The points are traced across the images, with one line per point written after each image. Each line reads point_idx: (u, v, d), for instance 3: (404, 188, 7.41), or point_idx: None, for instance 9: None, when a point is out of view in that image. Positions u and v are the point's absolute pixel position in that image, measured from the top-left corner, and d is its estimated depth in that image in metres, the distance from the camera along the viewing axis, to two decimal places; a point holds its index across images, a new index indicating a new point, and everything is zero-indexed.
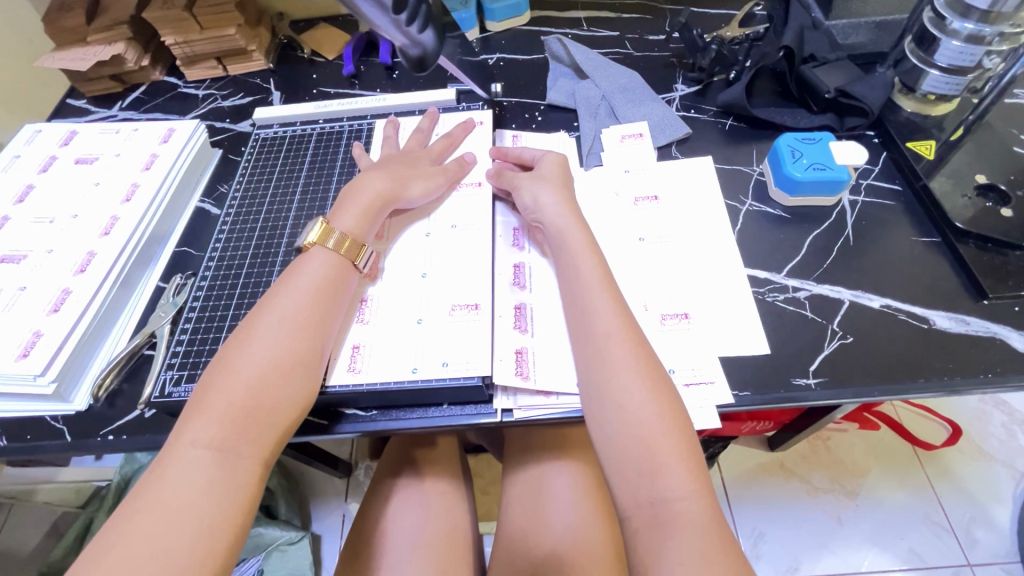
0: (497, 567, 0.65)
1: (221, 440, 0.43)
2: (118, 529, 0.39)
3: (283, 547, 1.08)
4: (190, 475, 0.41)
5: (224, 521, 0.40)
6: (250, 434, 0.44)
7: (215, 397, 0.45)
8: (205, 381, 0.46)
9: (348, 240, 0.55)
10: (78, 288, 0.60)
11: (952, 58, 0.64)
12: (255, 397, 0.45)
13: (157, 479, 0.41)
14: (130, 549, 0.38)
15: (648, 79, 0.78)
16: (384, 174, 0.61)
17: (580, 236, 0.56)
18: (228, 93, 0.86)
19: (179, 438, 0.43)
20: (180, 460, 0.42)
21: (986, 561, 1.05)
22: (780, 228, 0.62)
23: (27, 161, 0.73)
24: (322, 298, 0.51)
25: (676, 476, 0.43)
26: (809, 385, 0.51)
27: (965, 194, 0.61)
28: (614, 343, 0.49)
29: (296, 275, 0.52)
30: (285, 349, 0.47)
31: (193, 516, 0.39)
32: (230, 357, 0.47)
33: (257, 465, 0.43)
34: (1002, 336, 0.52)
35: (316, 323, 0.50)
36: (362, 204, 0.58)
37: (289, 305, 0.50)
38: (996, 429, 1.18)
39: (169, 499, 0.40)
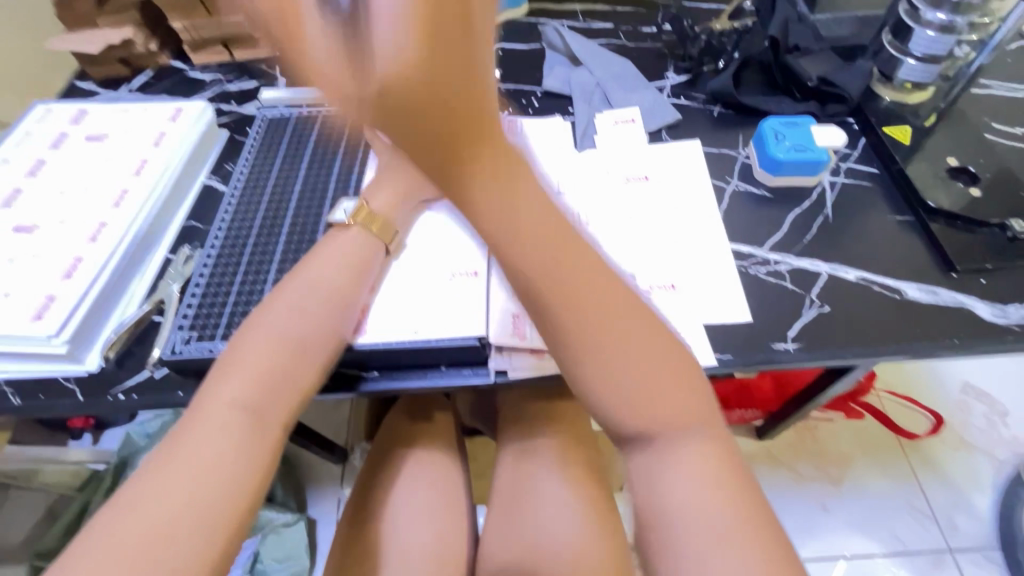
0: (492, 534, 0.67)
1: (257, 398, 0.47)
2: (152, 475, 0.41)
3: (280, 529, 1.11)
4: (225, 428, 0.45)
5: (253, 471, 0.44)
6: (281, 393, 0.49)
7: (251, 355, 0.49)
8: (242, 340, 0.51)
9: (380, 221, 0.60)
10: (90, 255, 0.62)
11: (926, 47, 0.68)
12: (288, 360, 0.50)
13: (190, 433, 0.44)
14: (167, 496, 0.40)
15: (640, 67, 0.81)
16: (407, 173, 0.63)
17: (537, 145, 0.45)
18: (235, 77, 0.89)
19: (216, 394, 0.47)
20: (213, 411, 0.46)
21: (964, 547, 1.09)
22: (764, 207, 0.65)
23: (39, 137, 0.76)
24: (352, 275, 0.56)
25: (693, 435, 0.43)
26: (787, 349, 0.54)
27: (937, 176, 0.64)
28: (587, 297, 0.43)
29: (330, 252, 0.57)
30: (319, 319, 0.52)
31: (225, 467, 0.43)
32: (269, 322, 0.51)
33: (283, 423, 0.48)
34: (970, 306, 0.56)
35: (347, 297, 0.55)
36: (391, 194, 0.62)
37: (325, 279, 0.55)
38: (976, 418, 1.22)
39: (201, 449, 0.43)
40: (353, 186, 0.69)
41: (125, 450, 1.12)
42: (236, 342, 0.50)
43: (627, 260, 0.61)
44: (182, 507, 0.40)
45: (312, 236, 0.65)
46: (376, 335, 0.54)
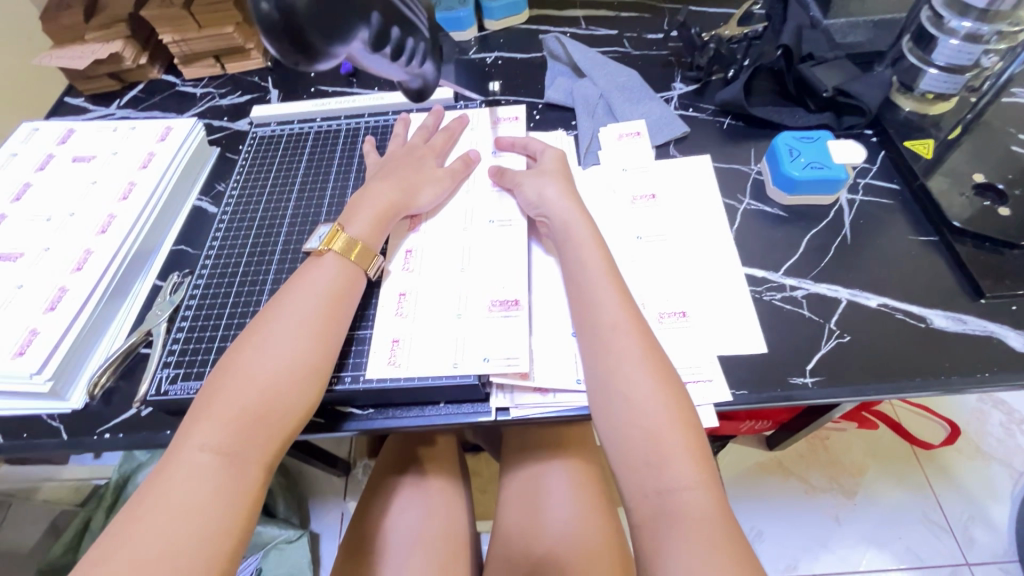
0: (494, 568, 0.64)
1: (230, 442, 0.43)
2: (125, 527, 0.39)
3: (282, 546, 1.09)
4: (197, 478, 0.41)
5: (229, 525, 0.40)
6: (260, 437, 0.44)
7: (224, 401, 0.44)
8: (215, 385, 0.46)
9: (359, 247, 0.55)
10: (74, 286, 0.60)
11: (950, 57, 0.65)
12: (266, 403, 0.44)
13: (162, 482, 0.41)
14: (138, 550, 0.37)
15: (646, 77, 0.78)
16: (394, 182, 0.60)
17: (586, 231, 0.55)
18: (226, 92, 0.86)
19: (187, 440, 0.43)
20: (185, 463, 0.42)
21: (984, 561, 1.05)
22: (777, 227, 0.62)
23: (25, 159, 0.73)
24: (333, 305, 0.51)
25: (683, 468, 0.44)
26: (806, 383, 0.51)
27: (962, 193, 0.61)
28: (621, 332, 0.49)
29: (307, 279, 0.52)
30: (298, 355, 0.47)
31: (200, 519, 0.39)
32: (241, 359, 0.46)
33: (262, 468, 0.43)
34: (1000, 336, 0.52)
35: (327, 330, 0.50)
36: (374, 211, 0.58)
37: (300, 311, 0.50)
38: (994, 428, 1.18)
39: (175, 503, 0.40)
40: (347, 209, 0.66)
41: (124, 468, 1.09)
42: (209, 382, 0.46)
43: (636, 286, 0.58)
44: (153, 563, 0.37)
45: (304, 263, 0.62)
46: (370, 373, 0.52)
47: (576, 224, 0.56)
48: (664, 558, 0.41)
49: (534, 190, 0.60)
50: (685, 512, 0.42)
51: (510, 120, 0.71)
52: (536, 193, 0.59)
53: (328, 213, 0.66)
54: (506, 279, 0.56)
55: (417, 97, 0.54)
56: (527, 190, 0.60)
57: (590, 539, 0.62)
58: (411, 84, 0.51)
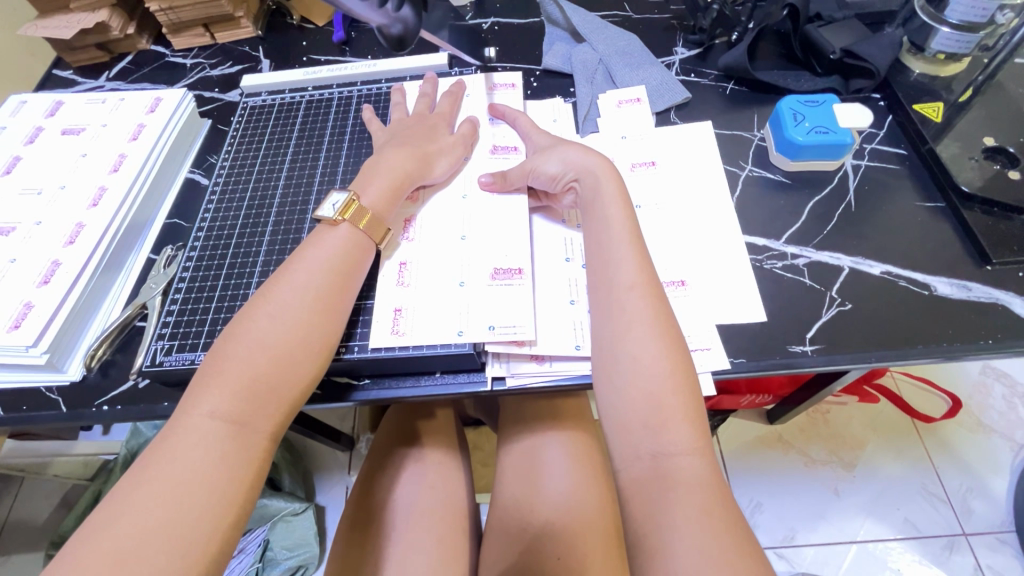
0: (491, 537, 0.65)
1: (237, 411, 0.42)
2: (128, 492, 0.38)
3: (288, 518, 1.10)
4: (203, 444, 0.40)
5: (233, 492, 0.40)
6: (265, 406, 0.43)
7: (231, 367, 0.43)
8: (221, 351, 0.45)
9: (370, 216, 0.54)
10: (67, 260, 0.59)
11: (964, 13, 0.62)
12: (272, 372, 0.44)
13: (168, 447, 0.40)
14: (142, 513, 0.37)
15: (647, 42, 0.75)
16: (409, 152, 0.58)
17: (613, 190, 0.54)
18: (217, 62, 0.84)
19: (195, 405, 0.42)
20: (193, 429, 0.41)
21: (981, 531, 1.06)
22: (780, 194, 0.61)
23: (14, 132, 0.72)
24: (341, 275, 0.50)
25: (679, 433, 0.44)
26: (805, 352, 0.51)
27: (972, 158, 0.59)
28: (636, 293, 0.48)
29: (315, 247, 0.51)
30: (307, 327, 0.47)
31: (202, 485, 0.39)
32: (247, 327, 0.46)
33: (268, 437, 0.43)
34: (1005, 303, 0.51)
35: (334, 301, 0.49)
36: (387, 182, 0.56)
37: (307, 279, 0.49)
38: (996, 401, 1.18)
39: (177, 472, 0.39)
40: (339, 179, 0.65)
41: (132, 444, 1.10)
42: (217, 346, 0.45)
43: None
44: (159, 526, 0.37)
45: (297, 233, 0.61)
46: (373, 343, 0.51)
47: (603, 183, 0.54)
48: (659, 517, 0.41)
49: (554, 160, 0.57)
50: (684, 473, 0.42)
51: (505, 86, 0.70)
52: (560, 162, 0.57)
53: (320, 183, 0.65)
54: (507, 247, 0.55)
55: (398, 47, 0.57)
56: (545, 165, 0.57)
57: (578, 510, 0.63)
58: (391, 28, 0.54)
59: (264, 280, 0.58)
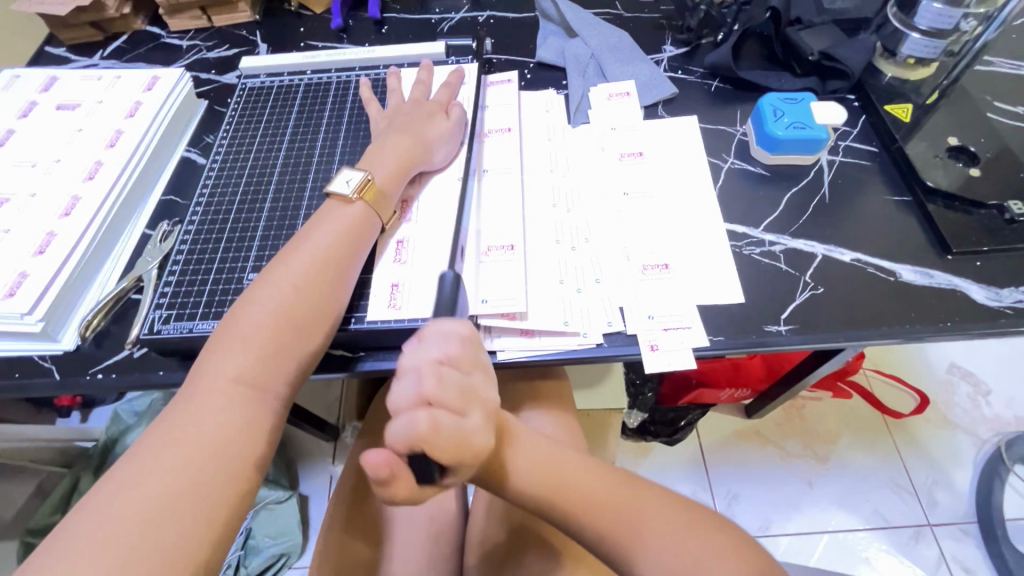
0: (479, 513, 0.67)
1: (254, 373, 0.44)
2: (143, 450, 0.40)
3: (271, 506, 1.11)
4: (219, 405, 0.42)
5: (238, 451, 0.41)
6: (281, 367, 0.45)
7: (248, 333, 0.45)
8: (235, 318, 0.46)
9: (376, 192, 0.56)
10: (63, 230, 0.60)
11: (932, 21, 0.66)
12: (288, 336, 0.46)
13: (180, 412, 0.42)
14: (165, 470, 0.39)
15: (637, 39, 0.78)
16: (407, 137, 0.60)
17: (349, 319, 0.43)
18: (214, 45, 0.84)
19: (213, 366, 0.44)
20: (206, 395, 0.42)
21: (944, 521, 1.11)
22: (759, 186, 0.64)
23: (7, 106, 0.72)
24: (349, 248, 0.52)
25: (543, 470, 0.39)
26: (779, 331, 0.54)
27: (937, 156, 0.63)
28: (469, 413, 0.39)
29: (323, 224, 0.52)
30: (317, 297, 0.48)
31: (210, 443, 0.40)
32: (260, 295, 0.47)
33: (282, 403, 0.45)
34: (963, 289, 0.55)
35: (343, 273, 0.51)
36: (392, 163, 0.58)
37: (317, 253, 0.50)
38: (961, 398, 1.23)
39: (191, 434, 0.40)
40: (337, 158, 0.66)
41: (112, 430, 1.13)
42: (232, 310, 0.47)
43: (619, 237, 0.60)
44: (182, 485, 0.38)
45: (295, 210, 0.62)
46: (371, 315, 0.53)
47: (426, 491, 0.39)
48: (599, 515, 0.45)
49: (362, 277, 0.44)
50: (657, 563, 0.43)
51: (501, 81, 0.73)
52: None
53: (319, 162, 0.66)
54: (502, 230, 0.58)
55: None
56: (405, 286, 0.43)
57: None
58: None
59: (262, 254, 0.59)
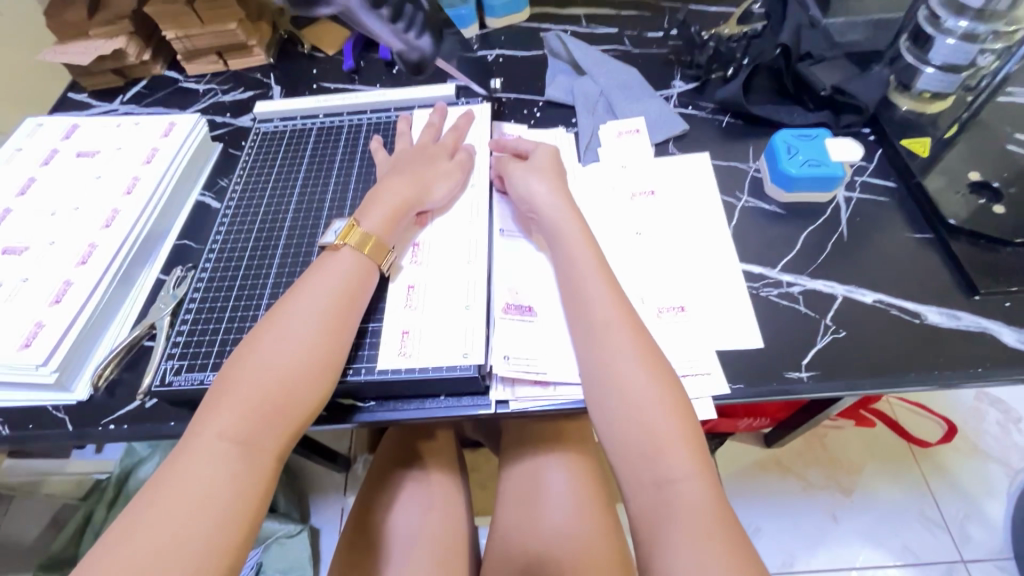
0: (495, 561, 0.65)
1: (243, 432, 0.43)
2: (147, 513, 0.39)
3: (282, 540, 1.09)
4: (213, 465, 0.41)
5: (242, 512, 0.40)
6: (275, 425, 0.44)
7: (243, 389, 0.44)
8: (230, 374, 0.46)
9: (373, 241, 0.55)
10: (79, 279, 0.60)
11: (947, 55, 0.66)
12: (283, 391, 0.45)
13: (178, 470, 0.41)
14: (166, 532, 0.38)
15: (646, 75, 0.78)
16: (408, 178, 0.60)
17: (576, 227, 0.57)
18: (229, 88, 0.86)
19: (206, 427, 0.43)
20: (203, 451, 0.42)
21: (979, 558, 1.06)
22: (775, 223, 0.63)
23: (30, 154, 0.74)
24: (348, 297, 0.51)
25: (678, 459, 0.45)
26: (800, 377, 0.52)
27: (958, 191, 0.61)
28: (613, 328, 0.50)
29: (323, 272, 0.52)
30: (314, 350, 0.47)
31: (216, 506, 0.40)
32: (257, 349, 0.47)
33: (275, 460, 0.44)
34: (993, 332, 0.53)
35: (341, 324, 0.50)
36: (388, 207, 0.58)
37: (315, 303, 0.50)
38: (991, 426, 1.19)
39: (188, 492, 0.40)
40: (348, 204, 0.67)
41: (127, 462, 1.09)
42: (228, 368, 0.46)
43: (634, 281, 0.59)
44: (180, 545, 0.38)
45: (306, 258, 0.62)
46: (382, 364, 0.53)
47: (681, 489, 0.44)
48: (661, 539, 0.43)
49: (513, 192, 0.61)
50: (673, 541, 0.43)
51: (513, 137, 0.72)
52: (524, 188, 0.61)
53: (330, 208, 0.66)
54: (516, 284, 0.59)
55: (417, 70, 0.69)
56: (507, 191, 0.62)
57: (587, 551, 0.61)
58: (410, 54, 0.66)
59: (272, 304, 0.59)
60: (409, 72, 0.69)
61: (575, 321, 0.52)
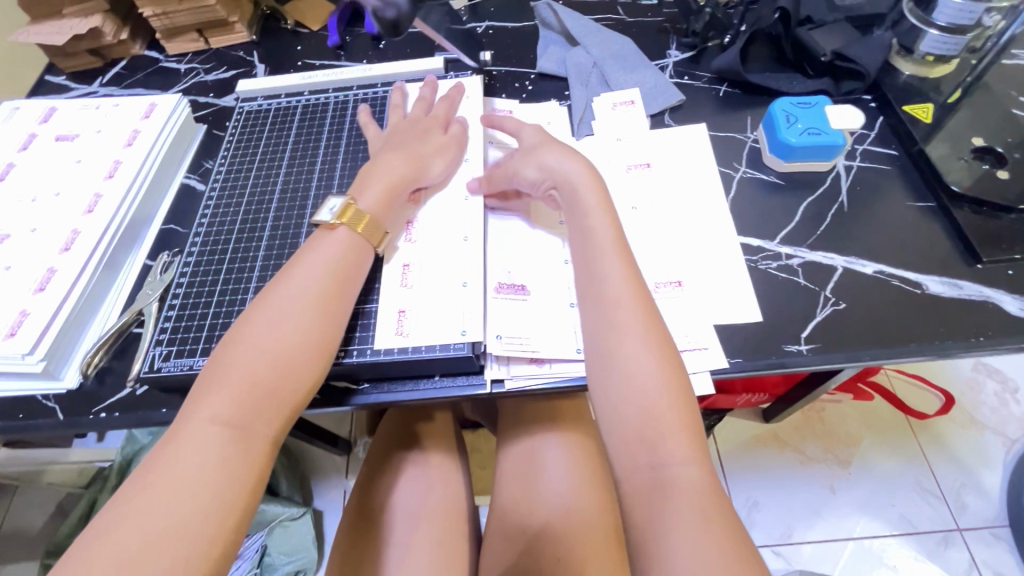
0: (494, 541, 0.65)
1: (236, 415, 0.42)
2: (136, 500, 0.38)
3: (286, 523, 1.09)
4: (205, 449, 0.40)
5: (236, 497, 0.40)
6: (266, 409, 0.43)
7: (234, 372, 0.43)
8: (221, 357, 0.45)
9: (368, 221, 0.53)
10: (63, 266, 0.59)
11: (952, 16, 0.63)
12: (275, 375, 0.44)
13: (170, 455, 0.40)
14: (156, 517, 0.37)
15: (641, 44, 0.76)
16: (404, 155, 0.58)
17: (594, 197, 0.54)
18: (211, 67, 0.84)
19: (196, 412, 0.42)
20: (194, 434, 0.41)
21: (975, 526, 1.07)
22: (774, 194, 0.61)
23: (7, 139, 0.72)
24: (341, 278, 0.50)
25: (676, 439, 0.44)
26: (800, 351, 0.51)
27: (961, 158, 0.60)
28: (623, 308, 0.49)
29: (315, 252, 0.51)
30: (307, 332, 0.46)
31: (209, 491, 0.39)
32: (248, 332, 0.45)
33: (269, 443, 0.43)
34: (995, 300, 0.52)
35: (334, 305, 0.49)
36: (384, 185, 0.56)
37: (306, 284, 0.48)
38: (988, 397, 1.19)
39: (180, 476, 0.39)
40: (336, 183, 0.65)
41: (127, 450, 1.08)
42: (221, 350, 0.45)
43: None
44: (171, 532, 0.37)
45: (293, 240, 0.61)
46: (377, 344, 0.52)
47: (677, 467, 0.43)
48: (656, 519, 0.42)
49: (531, 166, 0.57)
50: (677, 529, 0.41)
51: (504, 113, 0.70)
52: (537, 167, 0.57)
53: (317, 187, 0.65)
54: (511, 263, 0.58)
55: (394, 32, 0.61)
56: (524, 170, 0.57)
57: (585, 526, 0.61)
58: (386, 12, 0.58)
59: (260, 289, 0.57)
60: (385, 35, 0.61)
61: (586, 299, 0.51)
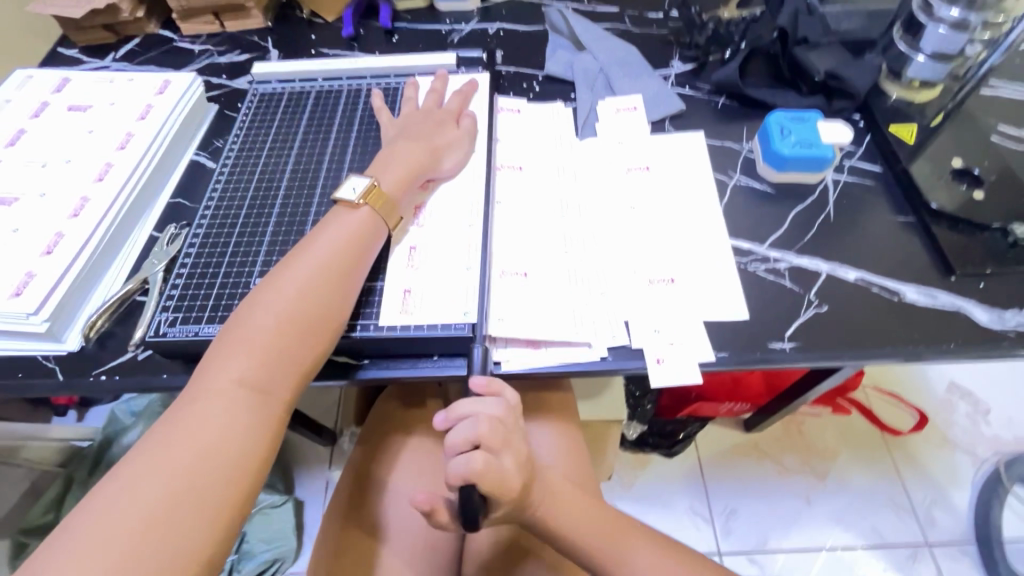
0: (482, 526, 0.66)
1: (256, 376, 0.44)
2: (161, 454, 0.39)
3: (267, 511, 1.11)
4: (226, 409, 0.42)
5: (254, 457, 0.41)
6: (283, 372, 0.45)
7: (254, 335, 0.45)
8: (241, 319, 0.46)
9: (386, 201, 0.56)
10: (72, 231, 0.60)
11: (936, 45, 0.70)
12: (294, 341, 0.46)
13: (191, 414, 0.41)
14: (180, 470, 0.39)
15: (645, 54, 0.79)
16: (419, 144, 0.61)
17: None
18: (225, 49, 0.85)
19: (216, 371, 0.43)
20: (215, 393, 0.42)
21: (943, 541, 1.11)
22: (765, 203, 0.64)
23: (19, 106, 0.72)
24: (357, 252, 0.52)
25: None
26: (783, 348, 0.54)
27: (941, 178, 0.64)
28: None
29: (334, 226, 0.53)
30: (323, 301, 0.48)
31: (231, 448, 0.41)
32: (267, 297, 0.47)
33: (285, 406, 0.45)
34: (967, 311, 0.56)
35: (348, 277, 0.51)
36: (400, 170, 0.58)
37: (324, 257, 0.50)
38: (960, 417, 1.23)
39: (202, 433, 0.40)
40: (346, 166, 0.67)
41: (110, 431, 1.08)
42: (237, 314, 0.47)
43: (626, 254, 0.60)
44: (195, 485, 0.38)
45: (302, 218, 0.63)
46: (381, 321, 0.53)
47: None
48: None
49: None
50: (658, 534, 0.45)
51: (511, 111, 0.72)
52: None
53: (328, 169, 0.67)
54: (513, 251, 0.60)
55: None
56: None
57: None
58: None
59: (269, 261, 0.59)
60: None
61: None
